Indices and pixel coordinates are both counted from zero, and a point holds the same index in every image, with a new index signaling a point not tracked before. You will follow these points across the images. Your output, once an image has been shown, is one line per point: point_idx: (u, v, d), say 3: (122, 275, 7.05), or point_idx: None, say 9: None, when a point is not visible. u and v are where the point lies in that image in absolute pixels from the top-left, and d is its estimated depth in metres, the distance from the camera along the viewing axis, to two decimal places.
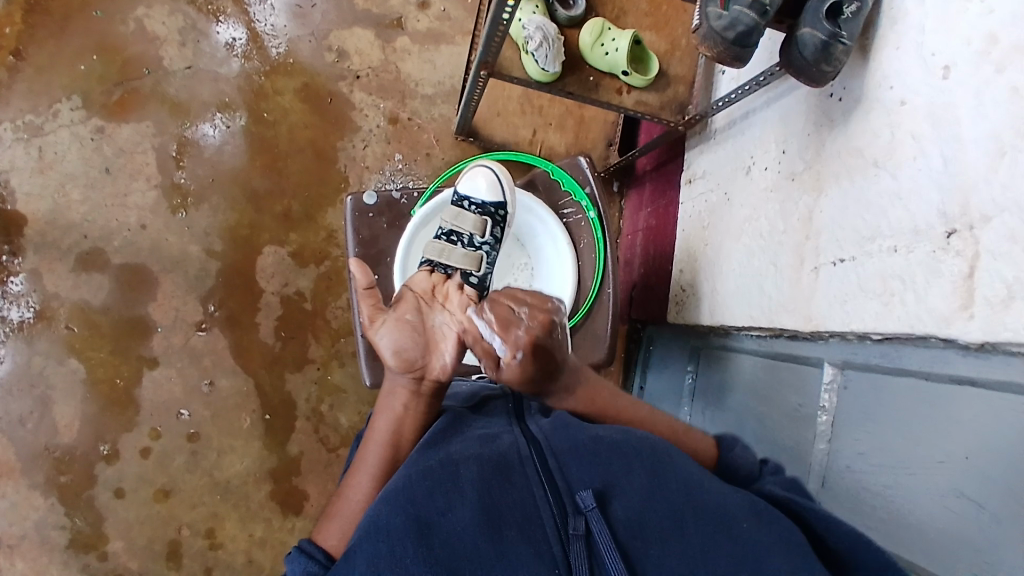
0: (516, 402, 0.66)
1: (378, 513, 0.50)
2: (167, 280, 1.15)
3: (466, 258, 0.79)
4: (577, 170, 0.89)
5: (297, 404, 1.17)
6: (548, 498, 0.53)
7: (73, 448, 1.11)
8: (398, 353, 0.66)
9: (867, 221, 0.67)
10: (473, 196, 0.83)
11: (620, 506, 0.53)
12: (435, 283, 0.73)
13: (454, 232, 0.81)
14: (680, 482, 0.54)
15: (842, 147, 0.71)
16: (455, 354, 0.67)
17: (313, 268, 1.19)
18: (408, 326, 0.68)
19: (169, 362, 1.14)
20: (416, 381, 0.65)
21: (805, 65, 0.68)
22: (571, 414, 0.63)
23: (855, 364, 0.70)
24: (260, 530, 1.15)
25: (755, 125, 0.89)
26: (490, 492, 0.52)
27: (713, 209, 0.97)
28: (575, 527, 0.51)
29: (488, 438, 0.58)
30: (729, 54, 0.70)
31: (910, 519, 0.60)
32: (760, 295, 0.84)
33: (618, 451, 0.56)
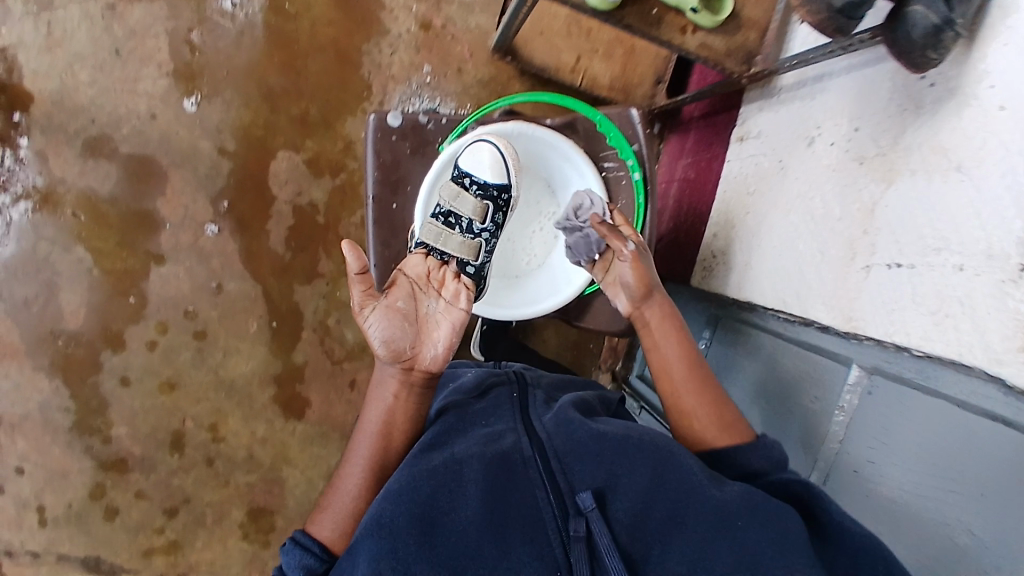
0: (522, 392, 0.67)
1: (382, 511, 0.53)
2: (176, 176, 1.11)
3: (464, 246, 0.76)
4: (628, 124, 0.84)
5: (305, 314, 1.17)
6: (549, 498, 0.54)
7: (80, 335, 1.11)
8: (389, 345, 0.63)
9: (936, 231, 0.63)
10: (475, 174, 0.78)
11: (619, 506, 0.54)
12: (430, 269, 0.70)
13: (452, 214, 0.78)
14: (681, 484, 0.55)
15: (925, 140, 0.65)
16: (447, 345, 0.65)
17: (328, 180, 1.15)
18: (399, 315, 0.63)
19: (177, 260, 1.13)
20: (406, 372, 0.63)
21: (909, 46, 0.59)
22: (572, 406, 0.64)
23: (884, 372, 0.70)
24: (262, 429, 1.19)
25: (827, 92, 0.81)
26: (493, 494, 0.54)
27: (762, 175, 0.92)
28: (576, 529, 0.52)
29: (493, 436, 0.60)
30: (830, 24, 0.62)
31: (911, 531, 0.64)
32: (799, 281, 0.81)
33: (620, 450, 0.57)
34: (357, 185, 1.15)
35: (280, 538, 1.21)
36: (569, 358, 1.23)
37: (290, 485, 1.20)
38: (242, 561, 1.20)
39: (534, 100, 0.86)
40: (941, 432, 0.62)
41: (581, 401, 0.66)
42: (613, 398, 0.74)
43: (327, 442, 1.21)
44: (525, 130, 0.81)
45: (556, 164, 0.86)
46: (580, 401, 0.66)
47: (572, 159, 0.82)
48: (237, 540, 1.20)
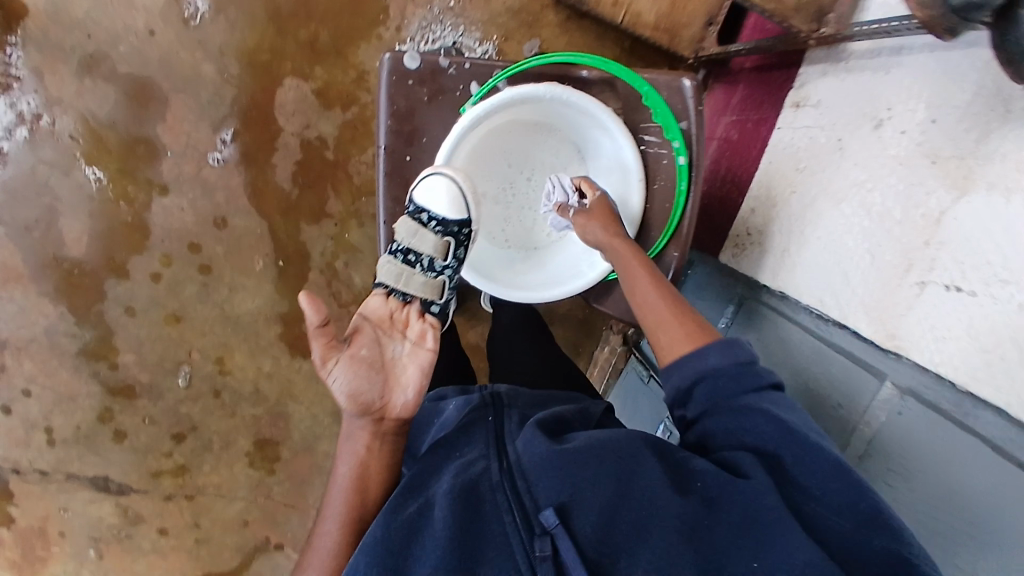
0: (497, 416, 0.63)
1: (356, 564, 0.53)
2: (178, 101, 1.05)
3: (427, 287, 0.73)
4: (678, 98, 0.73)
5: (312, 255, 1.13)
6: (515, 521, 0.52)
7: (83, 262, 1.09)
8: (357, 397, 0.59)
9: (1008, 257, 0.56)
10: (432, 209, 0.74)
11: (584, 521, 0.52)
12: (391, 311, 0.68)
13: (411, 252, 0.74)
14: (645, 499, 0.54)
15: (1012, 148, 0.55)
16: (417, 391, 0.62)
17: (338, 113, 1.08)
18: (364, 364, 0.60)
19: (180, 191, 1.08)
20: (377, 422, 0.60)
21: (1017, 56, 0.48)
22: (542, 422, 0.61)
23: (920, 397, 0.66)
24: (269, 365, 1.18)
25: (904, 70, 0.70)
26: (462, 528, 0.52)
27: (816, 151, 0.81)
28: (541, 548, 0.51)
29: (464, 464, 0.57)
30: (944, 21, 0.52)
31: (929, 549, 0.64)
32: (842, 282, 0.74)
33: (585, 463, 0.55)
34: (369, 120, 1.09)
35: (286, 468, 1.22)
36: (581, 316, 1.21)
37: (295, 419, 1.21)
38: (249, 486, 1.22)
39: (572, 59, 0.75)
40: (969, 470, 0.59)
41: (557, 419, 0.64)
42: (596, 411, 0.71)
43: None
44: (559, 94, 0.72)
45: (589, 129, 0.77)
46: (554, 419, 0.63)
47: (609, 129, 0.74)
48: (244, 467, 1.22)
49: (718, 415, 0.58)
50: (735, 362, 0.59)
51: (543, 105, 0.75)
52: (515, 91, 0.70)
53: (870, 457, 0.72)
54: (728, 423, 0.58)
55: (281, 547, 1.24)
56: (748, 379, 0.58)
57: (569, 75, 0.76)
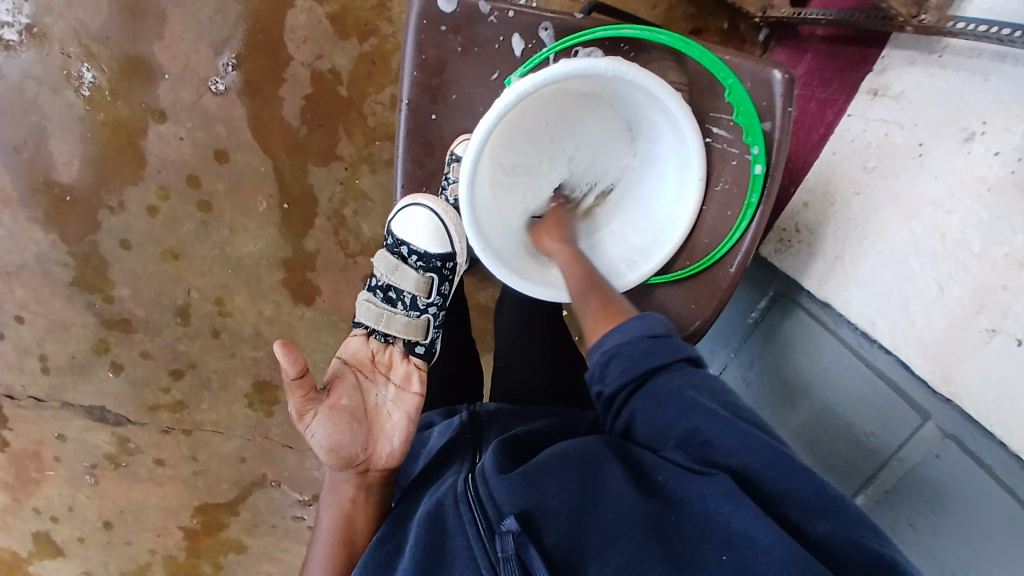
0: (475, 434, 0.60)
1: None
2: (176, 16, 0.94)
3: (410, 327, 0.77)
4: (766, 92, 0.62)
5: (319, 200, 1.04)
6: (478, 530, 0.48)
7: (75, 189, 1.01)
8: (339, 452, 0.57)
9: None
10: (412, 244, 0.81)
11: (552, 531, 0.48)
12: (373, 354, 0.74)
13: (393, 289, 0.81)
14: (608, 506, 0.49)
15: None
16: (399, 439, 0.62)
17: (355, 43, 0.96)
18: (345, 415, 0.59)
19: (178, 119, 0.99)
20: (363, 475, 0.58)
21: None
22: (512, 438, 0.56)
23: (962, 443, 0.60)
24: (269, 311, 1.12)
25: (1010, 80, 0.58)
26: (431, 550, 0.49)
27: (887, 152, 0.70)
28: (504, 548, 0.46)
29: (439, 484, 0.54)
30: None
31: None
32: (901, 311, 0.65)
33: (547, 470, 0.50)
34: (389, 54, 0.97)
35: (284, 411, 1.19)
36: None
37: None
38: (246, 426, 1.19)
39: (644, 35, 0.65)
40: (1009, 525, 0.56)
41: (539, 436, 0.59)
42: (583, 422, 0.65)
43: (337, 331, 1.13)
44: (623, 72, 0.61)
45: (644, 108, 0.67)
46: (529, 434, 0.58)
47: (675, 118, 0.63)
48: (242, 408, 1.18)
49: (643, 396, 0.53)
50: (634, 336, 0.55)
51: (600, 81, 0.64)
52: (573, 66, 0.59)
53: (895, 492, 0.67)
54: (648, 408, 0.52)
55: (278, 486, 1.22)
56: (662, 345, 0.54)
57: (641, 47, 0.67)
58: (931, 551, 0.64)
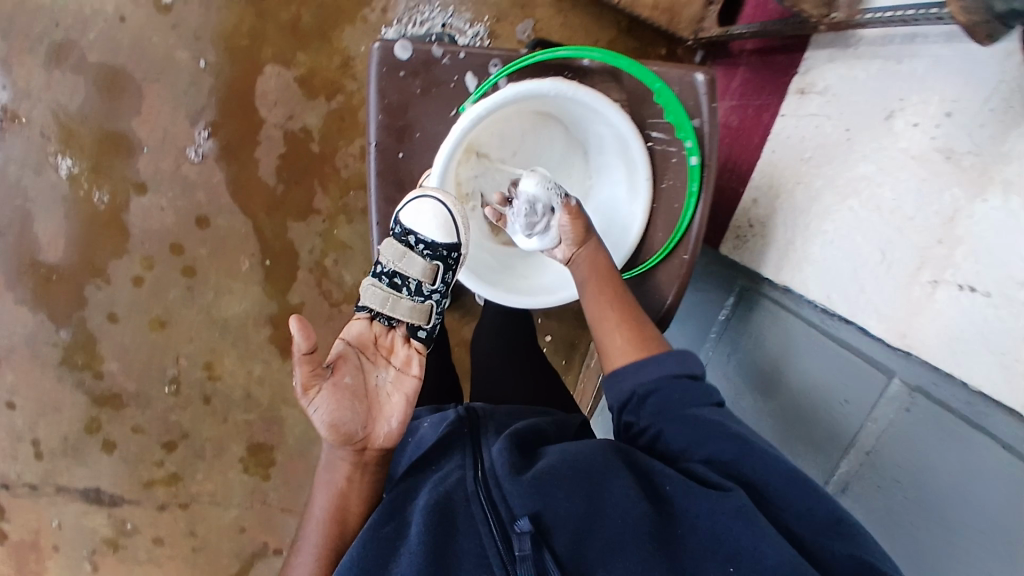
0: (473, 429, 0.59)
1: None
2: (152, 92, 1.00)
3: (415, 312, 0.70)
4: (691, 94, 0.68)
5: (300, 254, 1.07)
6: (492, 532, 0.49)
7: (60, 267, 1.04)
8: (338, 428, 0.54)
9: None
10: (420, 231, 0.71)
11: (560, 532, 0.50)
12: (376, 335, 0.66)
13: (398, 274, 0.72)
14: (618, 511, 0.52)
15: None
16: (401, 420, 0.58)
17: (323, 101, 1.02)
18: (348, 391, 0.56)
19: (158, 189, 1.03)
20: (359, 453, 0.55)
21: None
22: (514, 438, 0.57)
23: (930, 394, 0.63)
24: (259, 369, 1.13)
25: (921, 58, 0.63)
26: (435, 542, 0.49)
27: (824, 145, 0.75)
28: (521, 548, 0.48)
29: (438, 478, 0.54)
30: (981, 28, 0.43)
31: (936, 540, 0.62)
32: (852, 282, 0.69)
33: (556, 476, 0.52)
34: (356, 109, 1.02)
35: (281, 473, 1.18)
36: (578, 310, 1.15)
37: (288, 424, 1.16)
38: (243, 493, 1.17)
39: (575, 53, 0.69)
40: (984, 468, 0.57)
41: (536, 433, 0.60)
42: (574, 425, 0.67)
43: None
44: (564, 92, 0.66)
45: (590, 124, 0.72)
46: (528, 434, 0.59)
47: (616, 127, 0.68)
48: (238, 474, 1.17)
49: (676, 425, 0.58)
50: (671, 374, 0.60)
51: (545, 102, 0.69)
52: (516, 89, 0.65)
53: (875, 455, 0.69)
54: (676, 431, 0.58)
55: (280, 553, 1.19)
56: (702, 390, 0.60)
57: (570, 66, 0.70)
58: (918, 504, 0.64)
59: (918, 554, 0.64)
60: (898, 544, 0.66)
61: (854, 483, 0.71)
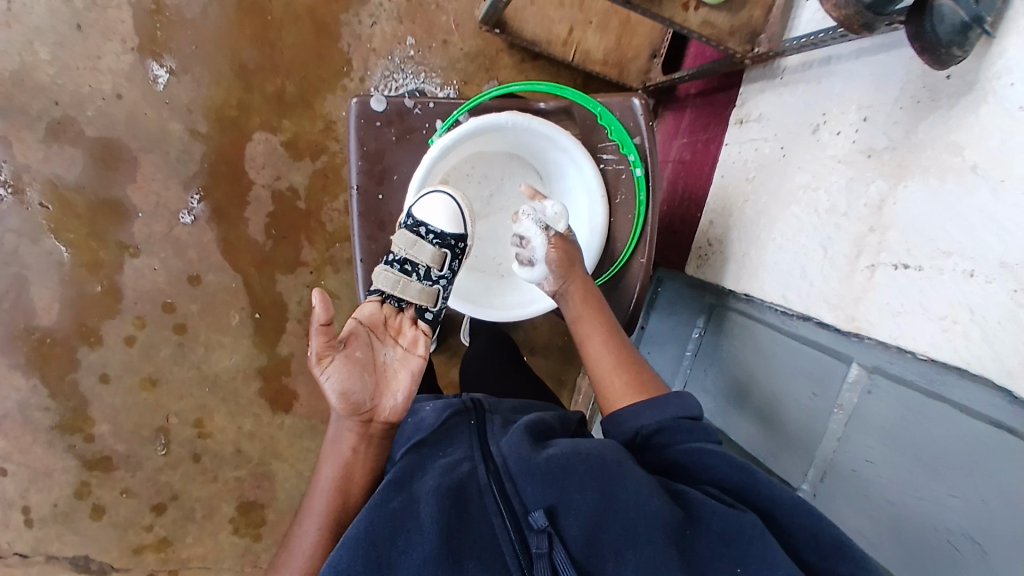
0: (479, 419, 0.62)
1: (337, 558, 0.51)
2: (146, 161, 1.06)
3: (424, 294, 0.73)
4: (630, 115, 0.76)
5: (288, 306, 1.12)
6: (507, 524, 0.53)
7: (55, 331, 1.07)
8: (346, 397, 0.57)
9: (947, 233, 0.59)
10: (431, 222, 0.74)
11: (572, 523, 0.53)
12: (386, 316, 0.67)
13: (409, 261, 0.74)
14: (632, 505, 0.53)
15: (940, 138, 0.60)
16: (407, 395, 0.60)
17: (308, 162, 1.10)
18: (358, 364, 0.59)
19: (151, 251, 1.08)
20: (365, 424, 0.58)
21: (932, 41, 0.51)
22: (527, 427, 0.60)
23: (886, 372, 0.68)
24: (249, 424, 1.15)
25: (837, 77, 0.74)
26: (449, 526, 0.51)
27: (763, 162, 0.85)
28: (538, 546, 0.51)
29: (449, 466, 0.56)
30: (858, 20, 0.52)
31: (912, 513, 0.64)
32: (801, 277, 0.76)
33: (570, 468, 0.55)
34: (339, 168, 1.10)
35: (273, 532, 1.17)
36: (560, 345, 1.19)
37: (279, 479, 1.16)
38: (235, 555, 1.16)
39: (530, 88, 0.79)
40: (946, 432, 0.61)
41: (541, 425, 0.61)
42: (574, 417, 0.68)
43: (318, 434, 1.17)
44: (522, 122, 0.74)
45: (549, 154, 0.80)
46: (537, 422, 0.61)
47: (570, 152, 0.75)
48: (228, 535, 1.16)
49: (683, 453, 0.60)
50: (673, 416, 0.62)
51: (505, 134, 0.77)
52: (479, 121, 0.72)
53: (846, 440, 0.73)
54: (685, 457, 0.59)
55: None
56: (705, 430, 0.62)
57: (528, 108, 0.79)
58: (888, 480, 0.67)
59: (897, 529, 0.66)
60: (876, 523, 0.68)
61: (831, 471, 0.74)
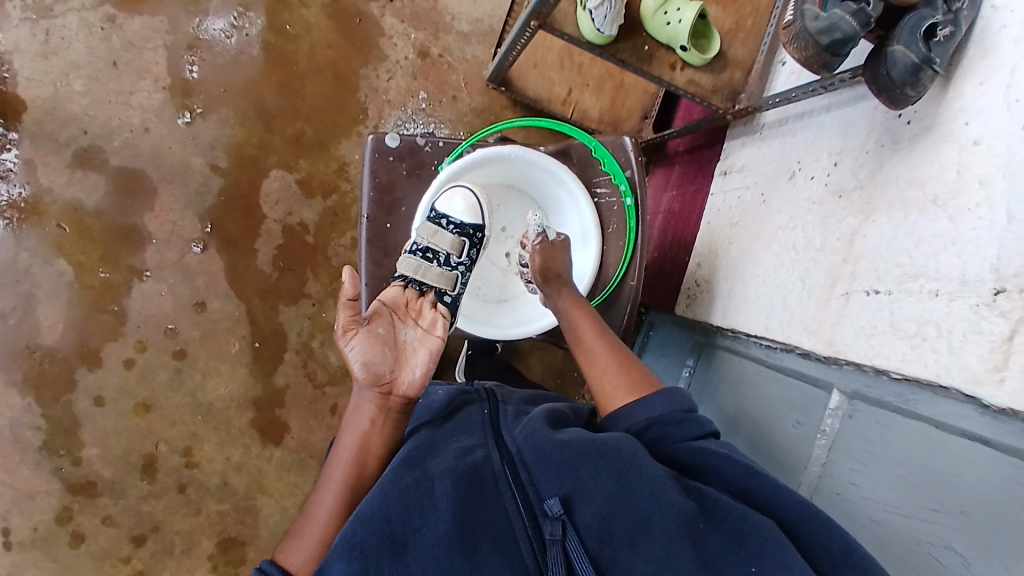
0: (492, 408, 0.66)
1: (351, 531, 0.53)
2: (166, 191, 1.12)
3: (442, 277, 0.79)
4: (621, 151, 0.83)
5: (288, 336, 1.15)
6: (520, 509, 0.55)
7: (56, 350, 1.09)
8: (368, 368, 0.64)
9: (913, 259, 0.65)
10: (451, 214, 0.82)
11: (586, 511, 0.54)
12: (408, 299, 0.74)
13: (430, 249, 0.81)
14: (646, 494, 0.53)
15: (903, 174, 0.67)
16: (424, 371, 0.66)
17: (320, 201, 1.16)
18: (381, 340, 0.66)
19: (161, 276, 1.12)
20: (384, 397, 0.64)
21: (889, 84, 0.60)
22: (543, 414, 0.63)
23: (864, 396, 0.70)
24: (238, 455, 1.14)
25: (810, 130, 0.83)
26: (462, 506, 0.54)
27: (746, 207, 0.94)
28: (552, 533, 0.53)
29: (462, 450, 0.59)
30: (818, 60, 0.62)
31: (894, 534, 0.63)
32: (782, 309, 0.83)
33: (585, 457, 0.56)
34: (348, 207, 1.17)
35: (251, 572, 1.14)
36: (553, 387, 1.22)
37: (263, 515, 1.15)
38: None
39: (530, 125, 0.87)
40: (923, 446, 0.61)
41: (554, 414, 0.64)
42: (585, 409, 0.71)
43: (306, 469, 1.16)
44: (523, 155, 0.81)
45: (549, 188, 0.86)
46: (553, 412, 0.64)
47: (566, 183, 0.82)
48: (205, 572, 1.13)
49: (691, 451, 0.61)
50: (675, 410, 0.64)
51: (508, 166, 0.84)
52: (482, 152, 0.79)
53: (831, 465, 0.73)
54: (693, 455, 0.60)
55: None
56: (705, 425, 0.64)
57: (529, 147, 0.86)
58: (870, 501, 0.66)
59: (882, 553, 0.64)
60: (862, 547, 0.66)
61: (818, 498, 0.74)
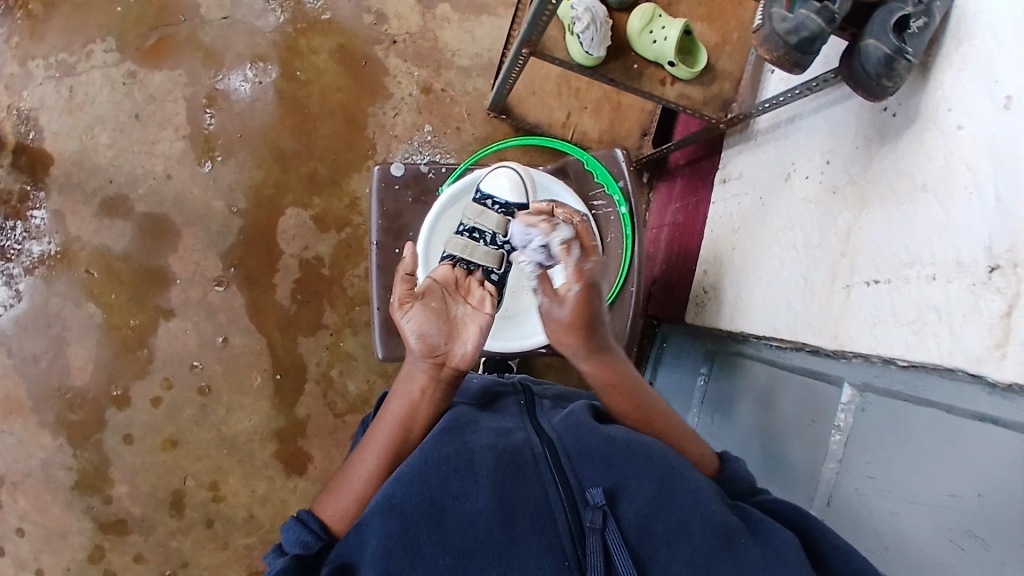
0: (528, 400, 0.69)
1: (392, 491, 0.55)
2: (189, 234, 1.17)
3: (490, 256, 0.78)
4: (613, 162, 0.87)
5: (308, 367, 1.18)
6: (560, 494, 0.55)
7: (86, 391, 1.14)
8: (423, 338, 0.67)
9: (907, 248, 0.65)
10: (496, 194, 0.82)
11: (629, 507, 0.54)
12: (458, 277, 0.73)
13: (476, 230, 0.80)
14: (686, 500, 0.54)
15: (892, 167, 0.68)
16: (476, 344, 0.68)
17: (334, 234, 1.20)
18: (436, 313, 0.68)
19: (185, 314, 1.16)
20: (437, 367, 0.67)
21: (866, 79, 0.62)
22: (585, 409, 0.65)
23: (874, 387, 0.70)
24: (262, 488, 1.16)
25: (802, 134, 0.85)
26: (503, 482, 0.55)
27: (746, 213, 0.96)
28: (593, 520, 0.53)
29: (503, 433, 0.61)
30: (789, 59, 0.64)
31: (908, 527, 0.62)
32: (788, 311, 0.83)
33: (631, 456, 0.57)
34: (362, 238, 1.20)
35: None
36: None
37: None
38: None
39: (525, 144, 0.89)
40: (934, 432, 0.61)
41: (594, 412, 0.66)
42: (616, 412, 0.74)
43: None
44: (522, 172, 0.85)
45: None
46: (591, 408, 0.66)
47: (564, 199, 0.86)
48: None
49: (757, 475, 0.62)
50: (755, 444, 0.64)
51: None
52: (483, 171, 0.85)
53: (848, 458, 0.72)
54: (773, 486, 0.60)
55: None
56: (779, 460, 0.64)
57: None
58: (888, 491, 0.65)
59: (900, 548, 0.62)
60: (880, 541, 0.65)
61: (834, 501, 0.73)
